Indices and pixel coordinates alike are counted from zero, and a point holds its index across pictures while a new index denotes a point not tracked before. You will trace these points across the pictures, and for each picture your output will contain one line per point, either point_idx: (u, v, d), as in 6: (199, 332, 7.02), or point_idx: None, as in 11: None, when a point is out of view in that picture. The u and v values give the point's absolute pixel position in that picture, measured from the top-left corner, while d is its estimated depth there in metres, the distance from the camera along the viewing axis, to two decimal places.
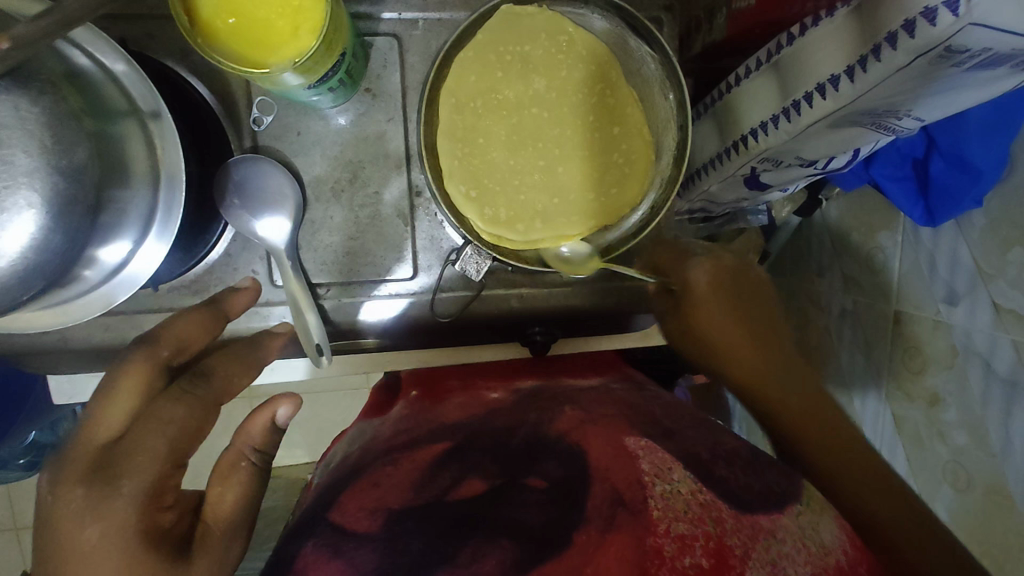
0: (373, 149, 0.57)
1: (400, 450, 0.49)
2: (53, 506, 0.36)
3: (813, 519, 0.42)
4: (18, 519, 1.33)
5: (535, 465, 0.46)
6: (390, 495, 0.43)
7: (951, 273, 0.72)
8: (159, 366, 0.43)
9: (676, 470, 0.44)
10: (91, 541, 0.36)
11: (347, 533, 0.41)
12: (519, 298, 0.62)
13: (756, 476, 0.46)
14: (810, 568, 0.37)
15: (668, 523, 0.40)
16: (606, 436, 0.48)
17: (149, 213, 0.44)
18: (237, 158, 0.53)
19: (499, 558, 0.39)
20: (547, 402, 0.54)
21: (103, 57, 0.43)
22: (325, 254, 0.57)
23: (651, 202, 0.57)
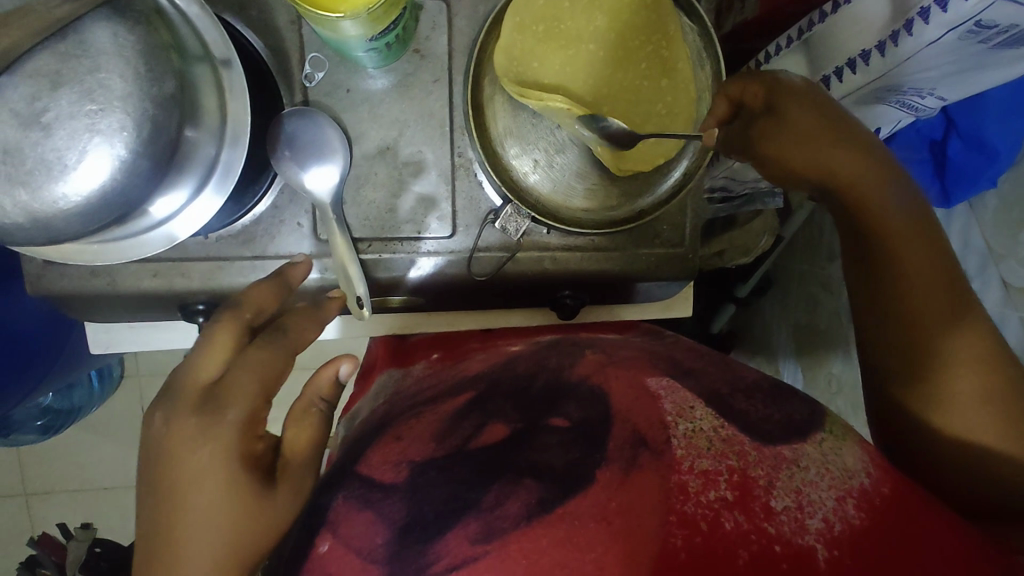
0: (419, 109, 0.58)
1: (426, 403, 0.54)
2: (169, 434, 0.41)
3: (836, 445, 0.46)
4: (27, 483, 1.36)
5: (558, 408, 0.48)
6: (411, 448, 0.48)
7: (963, 255, 0.75)
8: (244, 325, 0.46)
9: (698, 408, 0.46)
10: (201, 462, 0.40)
11: (375, 485, 0.46)
12: (552, 261, 0.63)
13: (776, 409, 0.49)
14: (834, 492, 0.41)
15: (692, 460, 0.42)
16: (630, 378, 0.51)
17: (214, 159, 0.46)
18: (289, 111, 0.55)
19: (524, 499, 0.41)
20: (566, 348, 0.59)
21: (184, 5, 0.44)
22: (366, 211, 0.59)
23: (685, 167, 0.60)
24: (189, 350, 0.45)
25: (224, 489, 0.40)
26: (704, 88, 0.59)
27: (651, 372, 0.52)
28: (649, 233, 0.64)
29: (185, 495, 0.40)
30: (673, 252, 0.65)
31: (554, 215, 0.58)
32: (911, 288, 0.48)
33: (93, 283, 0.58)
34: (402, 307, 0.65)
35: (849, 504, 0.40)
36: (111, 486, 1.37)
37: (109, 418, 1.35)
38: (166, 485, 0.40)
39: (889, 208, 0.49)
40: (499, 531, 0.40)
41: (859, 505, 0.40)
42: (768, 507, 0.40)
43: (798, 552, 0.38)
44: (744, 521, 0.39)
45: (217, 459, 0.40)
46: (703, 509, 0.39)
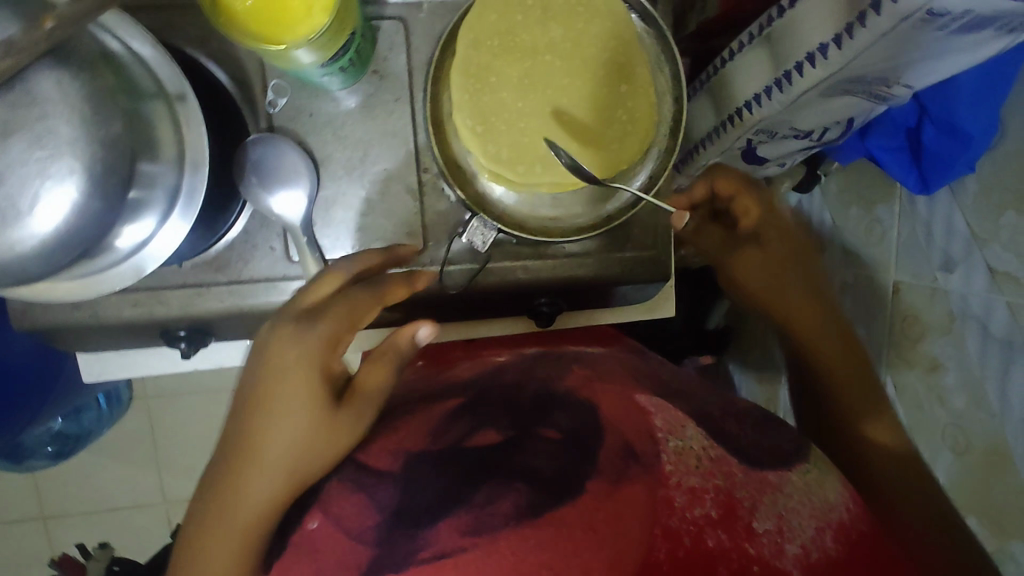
0: (384, 128, 0.59)
1: (421, 403, 0.55)
2: (274, 337, 0.49)
3: (820, 478, 0.48)
4: (43, 507, 1.39)
5: (549, 417, 0.49)
6: (408, 440, 0.50)
7: (947, 240, 0.75)
8: (350, 275, 0.53)
9: (688, 427, 0.48)
10: (289, 359, 0.48)
11: (367, 470, 0.48)
12: (524, 270, 0.63)
13: (765, 436, 0.52)
14: (814, 523, 0.44)
15: (680, 476, 0.45)
16: (619, 394, 0.52)
17: (175, 190, 0.47)
18: (254, 138, 0.57)
19: (512, 501, 0.44)
20: (554, 362, 0.59)
21: (143, 49, 0.46)
22: (337, 230, 0.60)
23: (649, 171, 0.60)
24: (307, 283, 0.53)
25: (305, 392, 0.48)
26: (664, 91, 0.59)
27: (637, 387, 0.54)
28: (621, 237, 0.65)
29: (274, 391, 0.48)
30: (645, 255, 0.65)
31: (520, 226, 0.59)
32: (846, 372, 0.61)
33: (74, 315, 0.59)
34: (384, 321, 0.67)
35: (828, 534, 0.44)
36: (126, 505, 1.41)
37: (118, 440, 1.38)
38: (262, 381, 0.48)
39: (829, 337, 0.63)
40: (488, 526, 0.43)
41: (837, 537, 0.43)
42: (749, 527, 0.43)
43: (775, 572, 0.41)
44: (725, 539, 0.42)
45: (302, 363, 0.48)
46: (688, 524, 0.43)
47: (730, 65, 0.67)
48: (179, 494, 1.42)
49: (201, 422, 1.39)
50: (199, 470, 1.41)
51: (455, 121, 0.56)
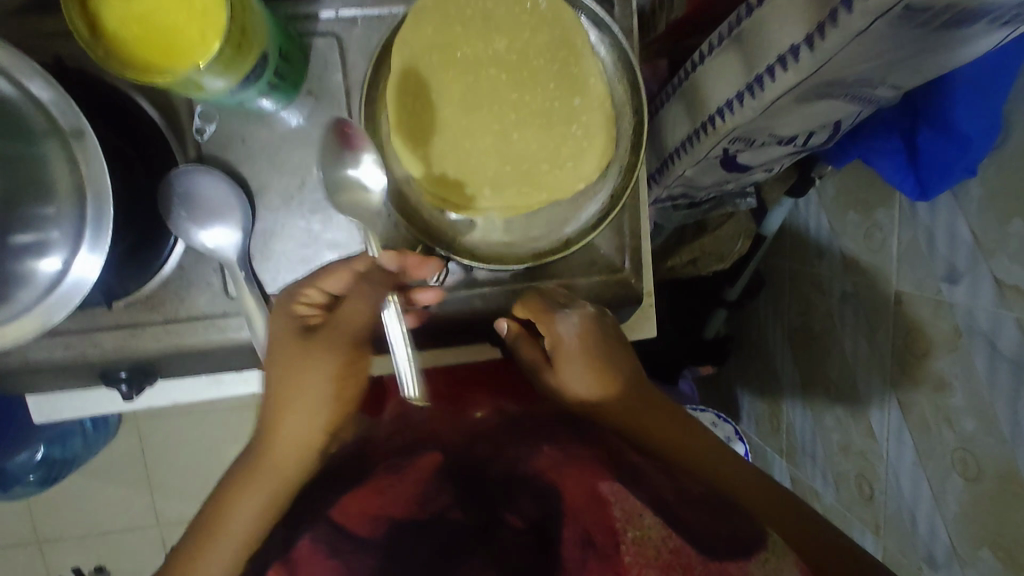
0: (321, 152, 0.55)
1: (399, 454, 0.46)
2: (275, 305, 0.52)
3: (778, 567, 0.38)
4: (39, 531, 1.39)
5: (513, 499, 0.42)
6: (392, 502, 0.41)
7: (951, 249, 0.68)
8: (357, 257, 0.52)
9: (646, 516, 0.39)
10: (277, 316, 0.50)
11: (343, 532, 0.40)
12: (481, 299, 0.61)
13: (722, 522, 0.41)
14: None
15: (638, 571, 0.36)
16: (586, 476, 0.42)
17: (76, 233, 0.43)
18: (180, 169, 0.53)
19: None
20: (539, 426, 0.51)
21: (39, 91, 0.42)
22: (276, 263, 0.56)
23: (608, 193, 0.55)
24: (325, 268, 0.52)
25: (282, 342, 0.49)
26: (623, 102, 0.54)
27: (612, 466, 0.44)
28: (586, 260, 0.60)
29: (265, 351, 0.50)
30: (614, 276, 0.61)
31: (472, 252, 0.55)
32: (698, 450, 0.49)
33: (8, 359, 0.56)
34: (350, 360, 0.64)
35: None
36: (122, 528, 1.40)
37: (110, 464, 1.37)
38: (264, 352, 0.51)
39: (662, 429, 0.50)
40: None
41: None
42: None
43: None
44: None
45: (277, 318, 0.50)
46: None
47: (701, 68, 0.62)
48: (172, 515, 1.40)
49: (191, 444, 1.37)
50: (192, 491, 1.40)
51: (395, 144, 0.52)
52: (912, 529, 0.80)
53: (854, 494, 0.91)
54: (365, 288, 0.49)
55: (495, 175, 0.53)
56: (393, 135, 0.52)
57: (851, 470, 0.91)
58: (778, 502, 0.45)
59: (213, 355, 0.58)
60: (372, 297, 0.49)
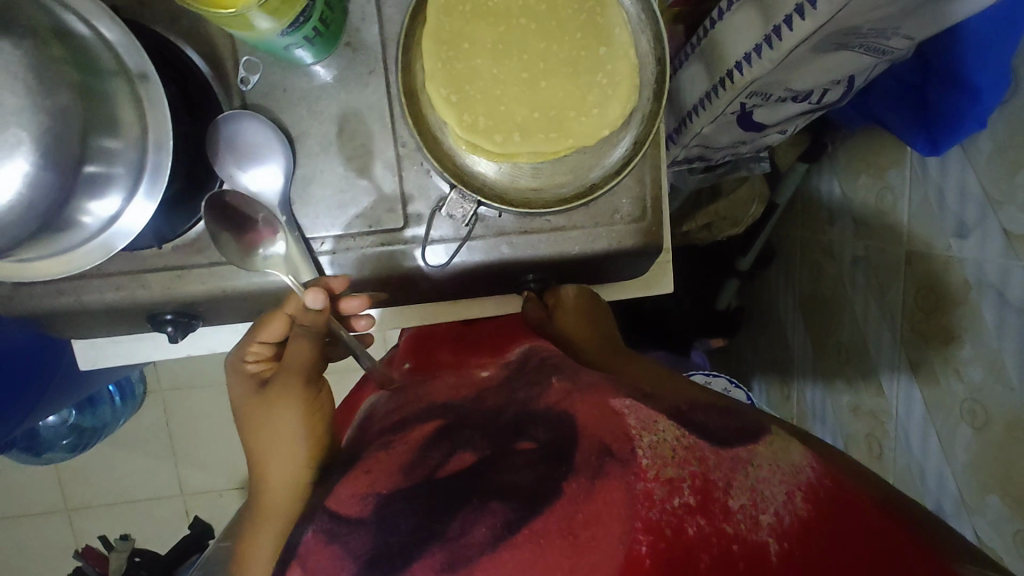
0: (358, 102, 0.58)
1: (394, 431, 0.47)
2: (237, 366, 0.58)
3: (784, 444, 0.43)
4: (67, 499, 1.43)
5: (523, 430, 0.43)
6: (379, 479, 0.42)
7: (960, 204, 0.70)
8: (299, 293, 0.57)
9: (660, 421, 0.42)
10: (241, 381, 0.58)
11: (340, 519, 0.40)
12: (509, 245, 0.62)
13: (730, 419, 0.46)
14: (785, 486, 0.39)
15: (657, 469, 0.38)
16: (596, 400, 0.44)
17: (138, 172, 0.47)
18: (226, 115, 0.56)
19: (490, 523, 0.37)
20: (536, 376, 0.51)
21: (107, 31, 0.45)
22: (315, 208, 0.59)
23: (632, 139, 0.57)
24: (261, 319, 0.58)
25: (249, 402, 0.56)
26: (647, 52, 0.57)
27: (617, 390, 0.46)
28: (608, 209, 0.63)
29: (242, 416, 0.56)
30: (634, 226, 0.63)
31: (501, 196, 0.57)
32: (686, 385, 0.55)
33: (60, 299, 0.59)
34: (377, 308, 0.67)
35: (798, 497, 0.38)
36: (147, 496, 1.44)
37: (135, 434, 1.41)
38: (241, 418, 0.56)
39: (652, 371, 0.56)
40: (465, 559, 0.36)
41: (808, 498, 0.38)
42: (726, 508, 0.37)
43: (752, 550, 0.35)
44: (705, 525, 0.36)
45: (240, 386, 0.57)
46: (668, 515, 0.36)
47: (719, 25, 0.64)
48: (195, 485, 1.44)
49: (213, 416, 1.41)
50: (213, 461, 1.43)
51: (428, 92, 0.55)
52: (921, 483, 0.82)
53: (863, 455, 0.93)
54: (302, 329, 0.55)
55: (525, 121, 0.55)
56: (426, 82, 0.55)
57: (861, 431, 0.94)
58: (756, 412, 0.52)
59: (254, 297, 0.61)
60: (309, 335, 0.55)
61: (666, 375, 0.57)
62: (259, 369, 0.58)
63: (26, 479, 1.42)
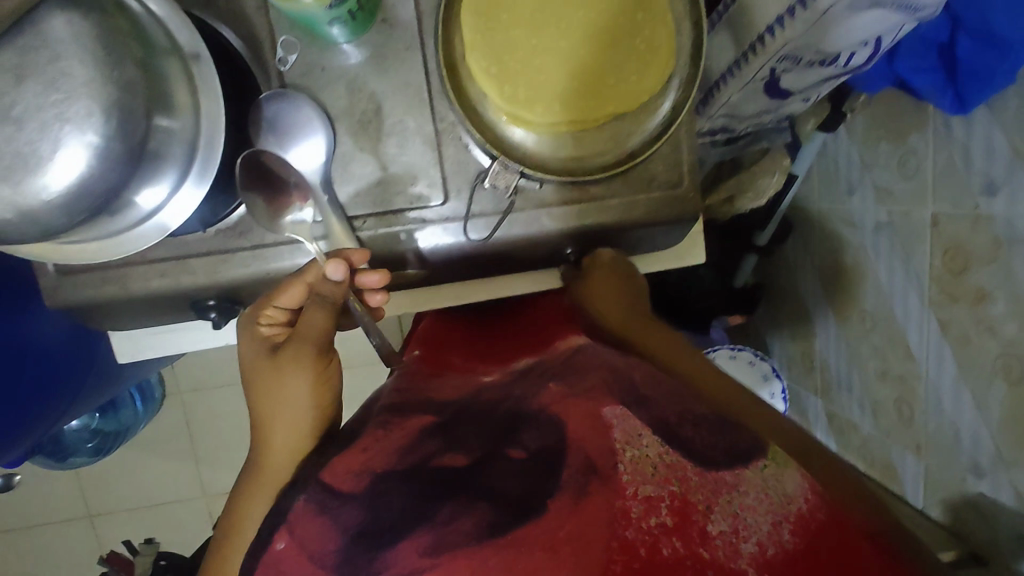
0: (395, 79, 0.58)
1: (390, 415, 0.47)
2: (247, 321, 0.60)
3: (777, 471, 0.39)
4: (90, 506, 1.42)
5: (516, 435, 0.41)
6: (374, 458, 0.41)
7: (987, 162, 0.71)
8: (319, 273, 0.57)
9: (645, 434, 0.39)
10: (248, 337, 0.58)
11: (331, 491, 0.40)
12: (549, 217, 0.62)
13: (723, 435, 0.42)
14: (771, 516, 0.36)
15: (637, 485, 0.37)
16: (590, 409, 0.41)
17: (192, 148, 0.47)
18: (267, 95, 0.56)
19: (473, 522, 0.36)
20: (537, 377, 0.50)
21: (156, 8, 0.46)
22: (356, 187, 0.59)
23: (671, 105, 0.58)
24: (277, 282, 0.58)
25: (255, 364, 0.57)
26: (682, 17, 0.57)
27: (612, 394, 0.43)
28: (645, 177, 0.63)
29: (249, 376, 0.57)
30: (671, 193, 0.63)
31: (542, 166, 0.58)
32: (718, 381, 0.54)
33: (105, 290, 0.59)
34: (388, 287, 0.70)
35: (785, 529, 0.36)
36: (170, 499, 1.44)
37: (156, 438, 1.41)
38: (246, 375, 0.58)
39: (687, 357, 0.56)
40: (449, 547, 0.36)
41: (796, 530, 0.35)
42: (703, 531, 0.35)
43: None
44: (680, 547, 0.35)
45: (250, 342, 0.58)
46: (643, 535, 0.35)
47: None
48: (218, 486, 1.44)
49: (234, 415, 1.41)
50: (236, 461, 1.43)
51: (468, 65, 0.55)
52: (954, 443, 0.83)
53: (893, 420, 0.94)
54: (320, 298, 0.55)
55: (564, 90, 0.55)
56: (467, 54, 0.55)
57: (889, 397, 0.94)
58: (796, 437, 0.48)
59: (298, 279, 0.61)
60: (325, 304, 0.55)
61: (703, 361, 0.56)
62: (272, 333, 0.59)
63: (47, 487, 1.41)
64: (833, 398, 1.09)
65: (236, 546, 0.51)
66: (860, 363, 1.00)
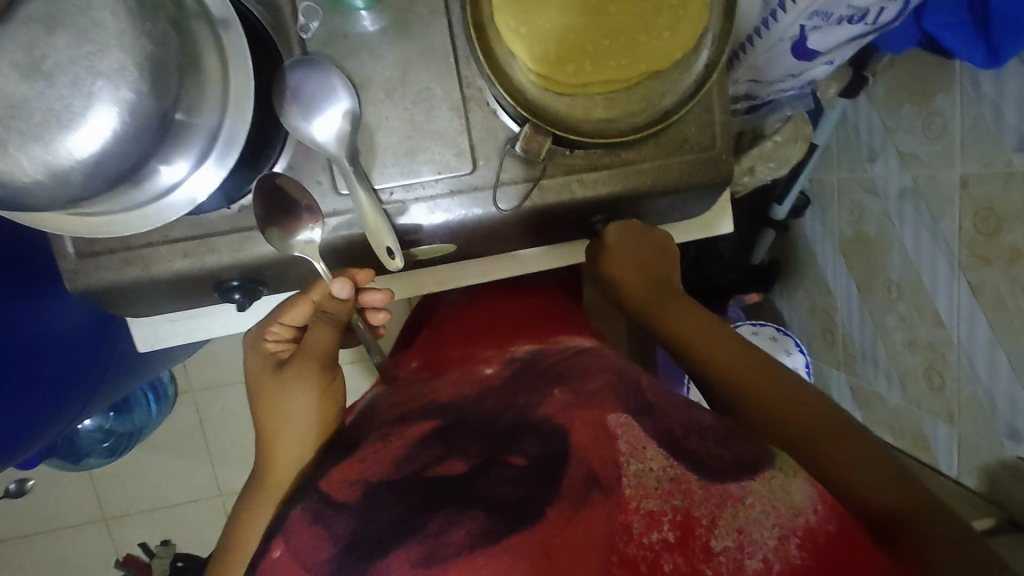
0: (420, 44, 0.57)
1: (392, 425, 0.48)
2: (248, 338, 0.60)
3: (785, 482, 0.40)
4: (105, 509, 1.41)
5: (516, 443, 0.43)
6: (370, 468, 0.42)
7: (1021, 117, 0.69)
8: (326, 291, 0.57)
9: (649, 447, 0.41)
10: (250, 354, 0.59)
11: (328, 502, 0.41)
12: (580, 183, 0.60)
13: (728, 446, 0.43)
14: (778, 530, 0.36)
15: (638, 500, 0.37)
16: (592, 418, 0.44)
17: (224, 109, 0.46)
18: (291, 64, 0.54)
19: (468, 528, 0.36)
20: (535, 384, 0.52)
21: None
22: (383, 157, 0.57)
23: (705, 61, 0.55)
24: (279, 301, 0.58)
25: (258, 381, 0.57)
26: None
27: (617, 405, 0.46)
28: (677, 140, 0.61)
29: (252, 392, 0.57)
30: (704, 155, 0.62)
31: (575, 129, 0.55)
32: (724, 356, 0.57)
33: (126, 273, 0.57)
34: (389, 273, 0.71)
35: (793, 543, 0.36)
36: (186, 499, 1.42)
37: (169, 437, 1.39)
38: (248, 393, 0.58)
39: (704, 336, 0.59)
40: (441, 558, 0.35)
41: (804, 544, 0.36)
42: (707, 546, 0.35)
43: None
44: (682, 563, 0.35)
45: (254, 359, 0.58)
46: (643, 549, 0.36)
47: None
48: (233, 485, 1.42)
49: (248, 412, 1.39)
50: (251, 458, 1.41)
51: (497, 26, 0.54)
52: (990, 407, 0.81)
53: (923, 388, 0.92)
54: (324, 314, 0.56)
55: (594, 50, 0.54)
56: (496, 15, 0.53)
57: (919, 365, 0.93)
58: (802, 402, 0.51)
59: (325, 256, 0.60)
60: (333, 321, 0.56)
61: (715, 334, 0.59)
62: (278, 350, 0.59)
63: (60, 491, 1.39)
64: (858, 371, 1.07)
65: (238, 554, 0.49)
66: (886, 333, 0.99)
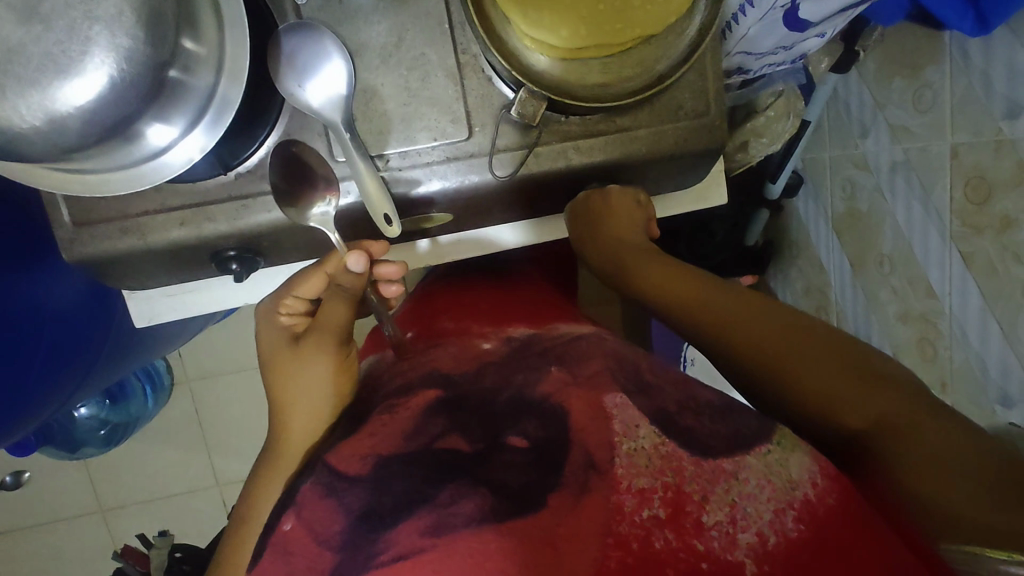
0: (414, 11, 0.57)
1: (397, 393, 0.48)
2: (263, 308, 0.61)
3: (783, 457, 0.40)
4: (101, 500, 1.40)
5: (516, 423, 0.43)
6: (380, 441, 0.42)
7: (1010, 84, 0.70)
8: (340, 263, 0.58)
9: (643, 427, 0.41)
10: (265, 324, 0.60)
11: (338, 474, 0.41)
12: (576, 150, 0.61)
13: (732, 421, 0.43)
14: (773, 504, 0.38)
15: (631, 479, 0.39)
16: (589, 396, 0.44)
17: (219, 70, 0.46)
18: (286, 28, 0.54)
19: (476, 503, 0.38)
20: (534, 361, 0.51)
21: None
22: (380, 124, 0.58)
23: (698, 25, 0.56)
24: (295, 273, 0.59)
25: (271, 349, 0.58)
26: None
27: (611, 384, 0.45)
28: (671, 107, 0.61)
29: (264, 361, 0.58)
30: (698, 121, 0.62)
31: (569, 93, 0.56)
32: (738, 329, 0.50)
33: (122, 242, 0.57)
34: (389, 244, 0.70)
35: (789, 516, 0.37)
36: (183, 489, 1.41)
37: (165, 427, 1.38)
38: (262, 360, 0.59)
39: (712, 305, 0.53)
40: (449, 527, 0.37)
41: (800, 518, 0.37)
42: (699, 523, 0.37)
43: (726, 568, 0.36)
44: (675, 539, 0.37)
45: (270, 330, 0.60)
46: (636, 528, 0.37)
47: None
48: (231, 474, 1.42)
49: (245, 401, 1.39)
50: (248, 447, 1.41)
51: None
52: (982, 375, 0.82)
53: (917, 361, 0.93)
54: (341, 289, 0.56)
55: (587, 16, 0.53)
56: None
57: (913, 338, 0.93)
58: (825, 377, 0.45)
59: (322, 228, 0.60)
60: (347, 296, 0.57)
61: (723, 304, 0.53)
62: (292, 322, 0.60)
63: (55, 483, 1.38)
64: None
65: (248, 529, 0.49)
66: (879, 308, 1.00)
